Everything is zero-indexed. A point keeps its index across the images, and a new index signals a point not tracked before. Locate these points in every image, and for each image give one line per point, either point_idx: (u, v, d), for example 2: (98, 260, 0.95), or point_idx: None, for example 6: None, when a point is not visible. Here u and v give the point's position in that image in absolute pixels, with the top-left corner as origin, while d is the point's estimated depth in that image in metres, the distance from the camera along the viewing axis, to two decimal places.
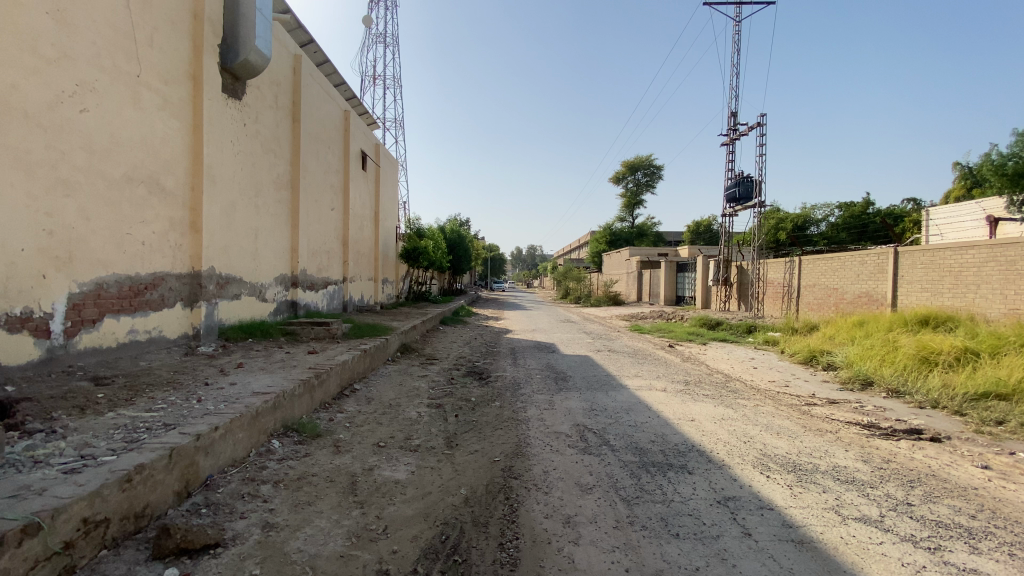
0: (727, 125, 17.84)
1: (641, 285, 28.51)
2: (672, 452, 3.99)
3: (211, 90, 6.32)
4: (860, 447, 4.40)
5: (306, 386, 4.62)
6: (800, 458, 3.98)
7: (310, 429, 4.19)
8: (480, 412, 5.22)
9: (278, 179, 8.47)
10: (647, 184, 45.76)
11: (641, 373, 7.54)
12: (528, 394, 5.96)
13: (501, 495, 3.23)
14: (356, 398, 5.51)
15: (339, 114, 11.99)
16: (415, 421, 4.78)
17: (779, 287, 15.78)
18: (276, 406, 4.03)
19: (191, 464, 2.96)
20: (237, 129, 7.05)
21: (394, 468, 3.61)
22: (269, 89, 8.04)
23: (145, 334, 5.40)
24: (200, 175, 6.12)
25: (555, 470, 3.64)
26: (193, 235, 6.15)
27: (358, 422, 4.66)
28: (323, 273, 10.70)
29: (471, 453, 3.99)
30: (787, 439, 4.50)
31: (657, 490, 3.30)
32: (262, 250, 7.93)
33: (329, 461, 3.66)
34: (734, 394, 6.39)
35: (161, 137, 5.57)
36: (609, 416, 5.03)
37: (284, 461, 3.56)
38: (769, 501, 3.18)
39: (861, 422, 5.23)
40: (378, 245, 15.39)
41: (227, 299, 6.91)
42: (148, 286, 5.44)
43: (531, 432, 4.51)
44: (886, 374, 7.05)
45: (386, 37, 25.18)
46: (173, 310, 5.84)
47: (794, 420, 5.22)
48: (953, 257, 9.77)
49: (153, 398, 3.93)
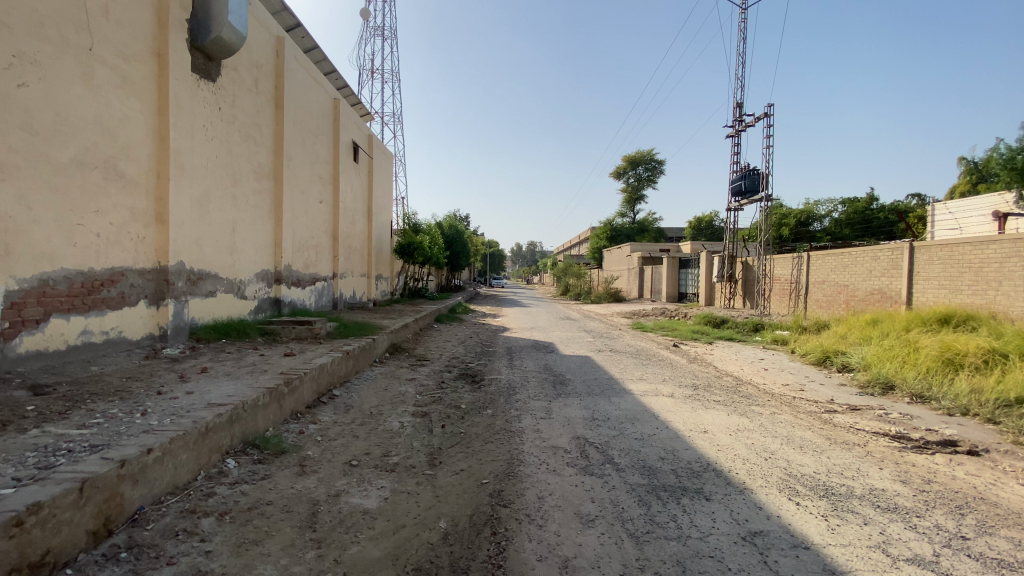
0: (732, 116, 17.27)
1: (643, 281, 27.95)
2: (685, 472, 3.50)
3: (179, 69, 5.81)
4: (895, 465, 3.88)
5: (274, 394, 4.13)
6: (831, 480, 3.48)
7: (273, 445, 3.70)
8: (470, 422, 4.72)
9: (259, 168, 7.94)
10: (648, 178, 45.12)
11: (645, 376, 7.03)
12: (523, 401, 5.46)
13: (487, 529, 2.74)
14: (335, 406, 5.03)
15: (328, 102, 11.44)
16: (395, 434, 4.28)
17: (787, 284, 15.25)
18: (234, 419, 3.54)
19: (112, 496, 2.47)
20: (211, 113, 6.53)
21: (365, 494, 3.11)
22: (248, 72, 7.52)
23: (100, 335, 4.90)
24: (165, 161, 5.61)
25: (552, 496, 3.13)
26: (160, 227, 5.64)
27: (331, 435, 4.16)
28: (310, 268, 10.18)
29: (456, 474, 3.49)
30: (812, 454, 4.01)
31: (670, 523, 2.80)
32: (241, 244, 7.43)
33: (290, 485, 3.16)
34: (747, 400, 5.89)
35: (119, 118, 5.06)
36: (612, 427, 4.53)
37: (236, 486, 3.07)
38: (802, 538, 2.68)
39: (889, 432, 4.72)
40: (371, 239, 14.84)
41: (200, 296, 6.41)
42: (105, 282, 4.94)
43: (526, 446, 4.01)
44: (908, 377, 6.53)
45: (385, 30, 24.69)
46: (136, 309, 5.34)
47: (816, 431, 4.71)
48: (973, 251, 9.25)
49: (92, 412, 3.44)
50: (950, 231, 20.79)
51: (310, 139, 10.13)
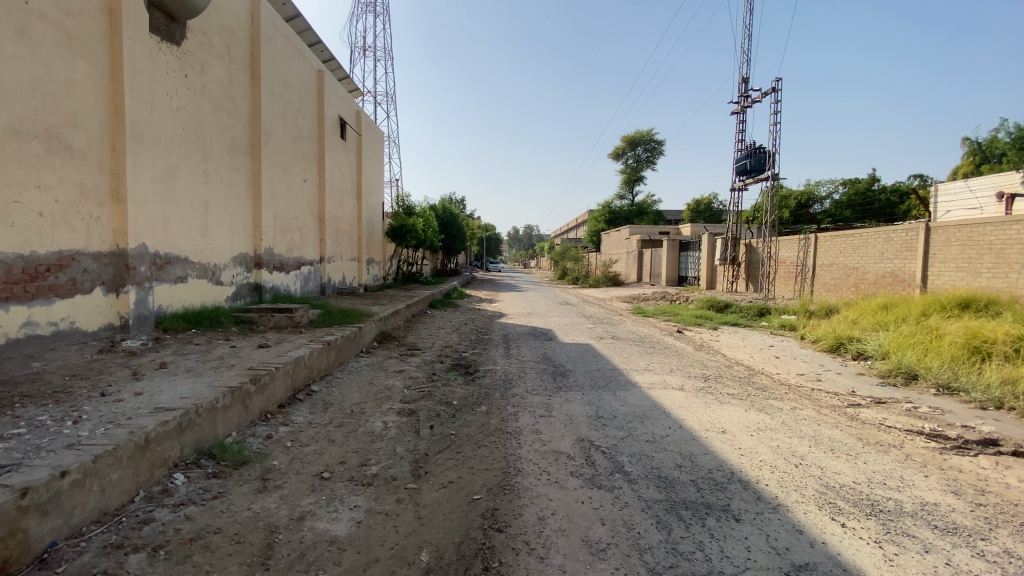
0: (738, 92, 16.60)
1: (642, 264, 27.44)
2: (708, 484, 3.03)
3: (135, 29, 5.20)
4: (939, 472, 3.44)
5: (237, 394, 3.64)
6: (874, 492, 3.03)
7: (233, 454, 3.23)
8: (462, 421, 4.23)
9: (234, 142, 7.34)
10: (647, 159, 44.31)
11: (652, 366, 6.54)
12: (521, 395, 4.99)
13: (477, 565, 2.27)
14: (312, 404, 4.56)
15: (312, 74, 10.76)
16: (377, 437, 3.80)
17: (792, 267, 14.76)
18: (183, 427, 3.05)
19: (11, 535, 1.99)
20: (175, 79, 5.92)
21: (334, 518, 2.63)
22: (219, 37, 6.89)
23: (48, 327, 4.39)
24: (121, 132, 5.03)
25: (555, 517, 2.66)
26: (116, 206, 5.08)
27: (303, 440, 3.68)
28: (294, 252, 9.63)
29: (442, 487, 3.01)
30: (846, 458, 3.56)
31: (697, 554, 2.34)
32: (214, 226, 6.87)
33: (245, 505, 2.69)
34: (764, 393, 5.43)
35: (63, 82, 4.48)
36: (620, 428, 4.05)
37: (180, 509, 2.61)
38: (856, 572, 2.23)
39: (923, 430, 4.29)
40: (361, 221, 14.22)
41: (168, 282, 5.88)
42: (52, 267, 4.42)
43: (524, 451, 3.54)
44: (932, 366, 6.09)
45: (376, 6, 23.80)
46: (92, 297, 4.82)
47: (845, 429, 4.25)
48: (995, 232, 8.76)
49: (17, 419, 2.94)
50: (972, 212, 19.66)
51: (292, 114, 9.50)
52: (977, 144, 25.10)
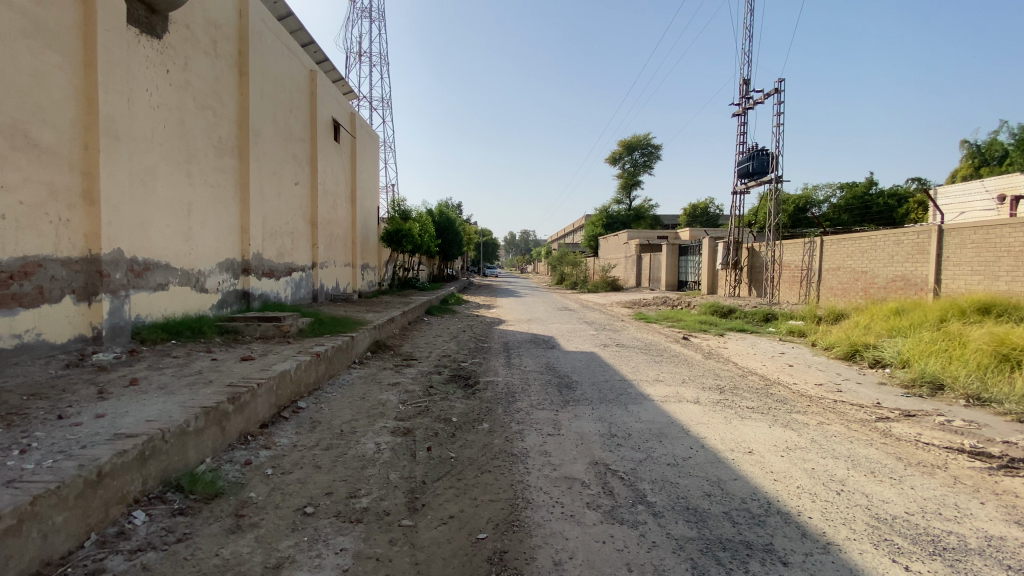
0: (739, 93, 16.37)
1: (641, 268, 27.10)
2: (745, 518, 2.67)
3: (111, 19, 4.85)
4: (995, 498, 3.07)
5: (212, 415, 3.26)
6: (932, 526, 2.66)
7: (205, 486, 2.86)
8: (462, 442, 3.86)
9: (219, 142, 6.98)
10: (647, 163, 44.13)
11: (662, 376, 6.18)
12: (525, 411, 4.62)
13: None
14: (298, 423, 4.18)
15: (305, 75, 10.42)
16: (369, 462, 3.42)
17: (797, 271, 14.45)
18: (147, 456, 2.68)
19: None
20: (155, 74, 5.56)
21: (316, 565, 2.25)
22: (204, 32, 6.54)
23: (11, 340, 4.01)
24: (94, 129, 4.66)
25: (573, 562, 2.29)
26: (89, 208, 4.70)
27: (286, 466, 3.30)
28: (284, 257, 9.25)
29: (441, 524, 2.64)
30: (890, 483, 3.21)
31: None
32: (198, 230, 6.49)
33: (213, 551, 2.31)
34: (784, 405, 5.08)
35: (31, 75, 4.13)
36: (637, 448, 3.69)
37: (137, 556, 2.23)
38: None
39: (964, 446, 3.94)
40: (355, 226, 13.86)
41: (147, 290, 5.50)
42: (16, 274, 4.04)
43: (533, 478, 3.17)
44: (959, 374, 5.75)
45: (372, 11, 23.58)
46: (61, 307, 4.44)
47: (880, 448, 3.90)
48: (1013, 233, 8.47)
49: None
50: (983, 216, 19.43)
51: (282, 114, 9.14)
52: (976, 146, 25.12)
